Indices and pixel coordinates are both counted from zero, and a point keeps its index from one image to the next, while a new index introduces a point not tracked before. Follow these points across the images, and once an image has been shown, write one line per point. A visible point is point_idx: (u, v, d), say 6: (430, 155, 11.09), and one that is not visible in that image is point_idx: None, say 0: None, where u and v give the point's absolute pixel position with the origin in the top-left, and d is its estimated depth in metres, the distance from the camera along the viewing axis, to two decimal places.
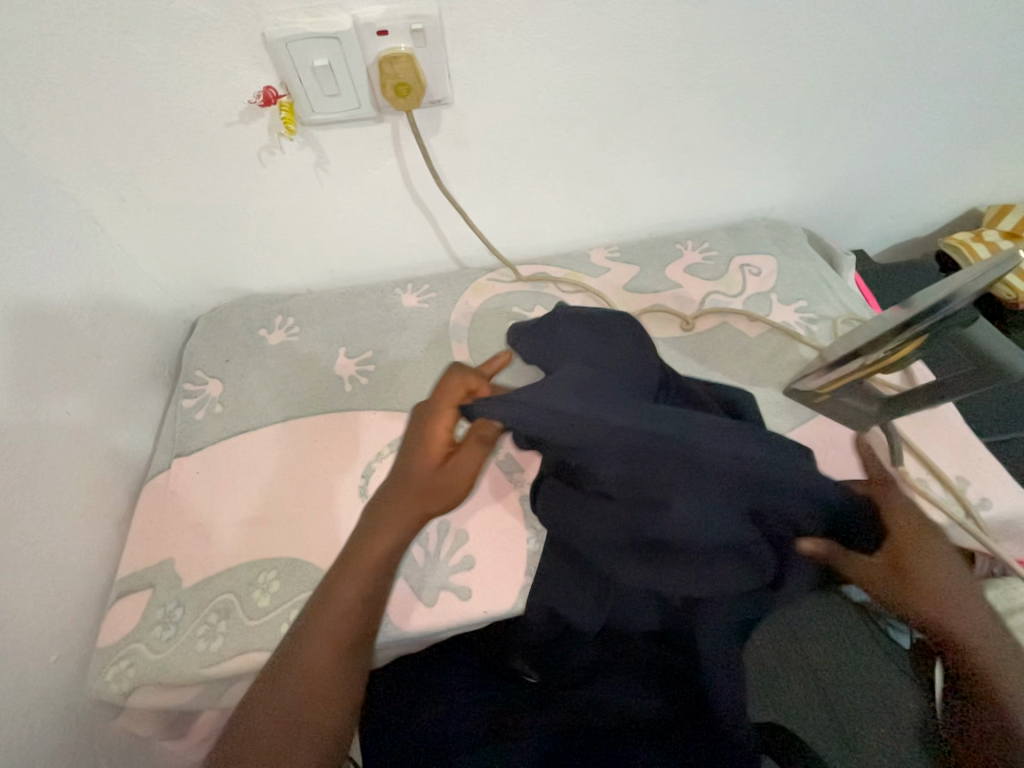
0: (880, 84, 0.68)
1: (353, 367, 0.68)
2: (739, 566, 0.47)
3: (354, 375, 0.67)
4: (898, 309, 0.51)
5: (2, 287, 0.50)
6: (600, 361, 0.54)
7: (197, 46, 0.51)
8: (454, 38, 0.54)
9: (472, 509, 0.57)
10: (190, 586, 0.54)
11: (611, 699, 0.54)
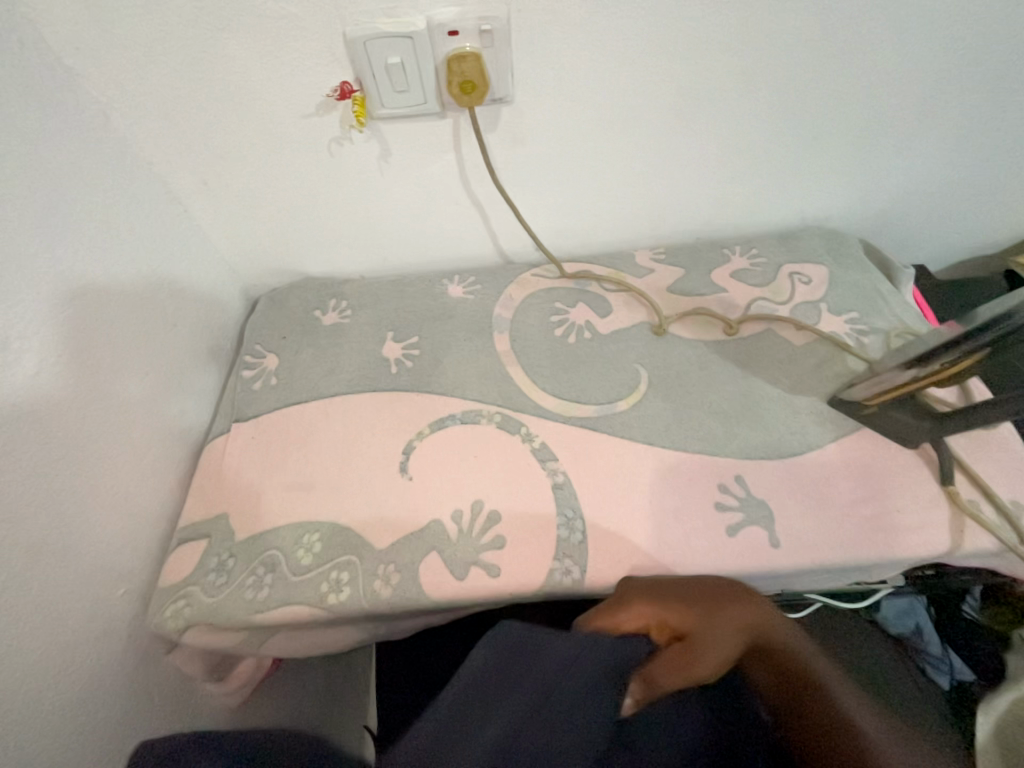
0: (953, 93, 0.65)
1: (400, 350, 0.71)
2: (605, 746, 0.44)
3: (400, 359, 0.71)
4: (955, 324, 0.50)
5: (98, 255, 0.56)
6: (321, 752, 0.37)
7: (283, 44, 0.55)
8: (519, 39, 0.56)
9: (504, 492, 0.59)
10: (241, 541, 0.58)
11: None
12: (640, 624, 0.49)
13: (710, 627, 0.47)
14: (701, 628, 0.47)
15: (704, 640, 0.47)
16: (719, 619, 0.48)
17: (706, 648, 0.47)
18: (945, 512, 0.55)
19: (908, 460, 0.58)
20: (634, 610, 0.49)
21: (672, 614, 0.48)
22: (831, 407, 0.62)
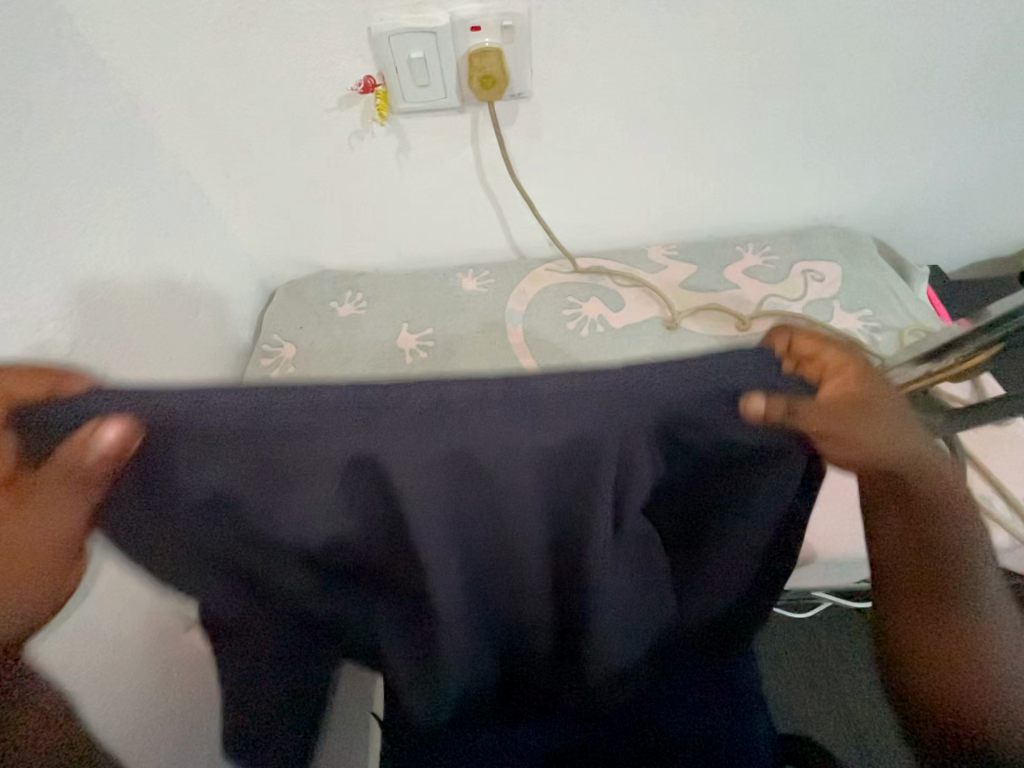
0: (969, 92, 0.66)
1: (414, 342, 0.73)
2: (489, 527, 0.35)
3: (415, 350, 0.72)
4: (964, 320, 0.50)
5: (126, 241, 0.58)
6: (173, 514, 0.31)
7: (309, 38, 0.57)
8: (539, 34, 0.57)
9: None
10: None
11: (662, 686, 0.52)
12: (824, 361, 0.29)
13: (888, 452, 0.29)
14: (882, 435, 0.29)
15: (863, 460, 0.29)
16: (896, 438, 0.30)
17: (860, 422, 0.28)
18: None
19: None
20: (825, 344, 0.29)
21: (867, 385, 0.29)
22: None
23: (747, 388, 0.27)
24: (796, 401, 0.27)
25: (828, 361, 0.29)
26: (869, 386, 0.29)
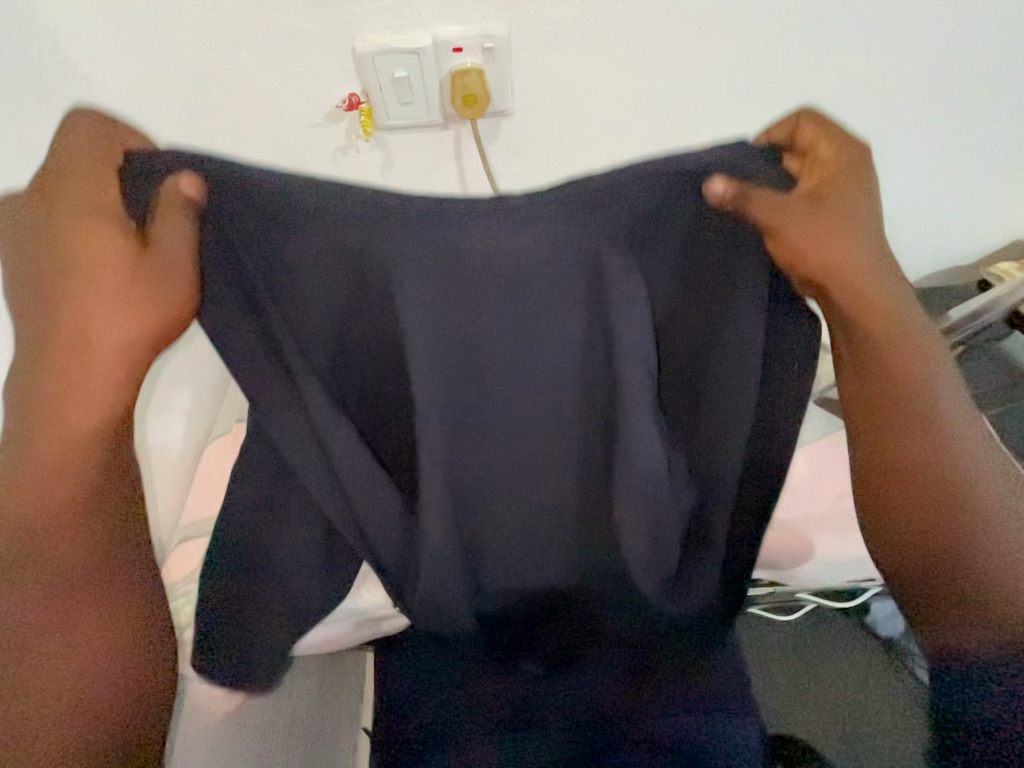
0: (922, 112, 0.70)
1: None
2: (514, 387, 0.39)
3: None
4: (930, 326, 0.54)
5: None
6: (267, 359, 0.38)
7: (294, 56, 0.58)
8: (518, 55, 0.60)
9: None
10: None
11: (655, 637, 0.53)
12: (802, 163, 0.36)
13: (834, 250, 0.35)
14: (831, 240, 0.35)
15: (818, 251, 0.35)
16: (853, 255, 0.36)
17: (825, 218, 0.35)
18: None
19: None
20: (824, 139, 0.36)
21: (834, 184, 0.35)
22: (822, 403, 0.67)
23: (715, 170, 0.33)
24: (753, 190, 0.33)
25: (820, 156, 0.36)
26: (836, 187, 0.35)
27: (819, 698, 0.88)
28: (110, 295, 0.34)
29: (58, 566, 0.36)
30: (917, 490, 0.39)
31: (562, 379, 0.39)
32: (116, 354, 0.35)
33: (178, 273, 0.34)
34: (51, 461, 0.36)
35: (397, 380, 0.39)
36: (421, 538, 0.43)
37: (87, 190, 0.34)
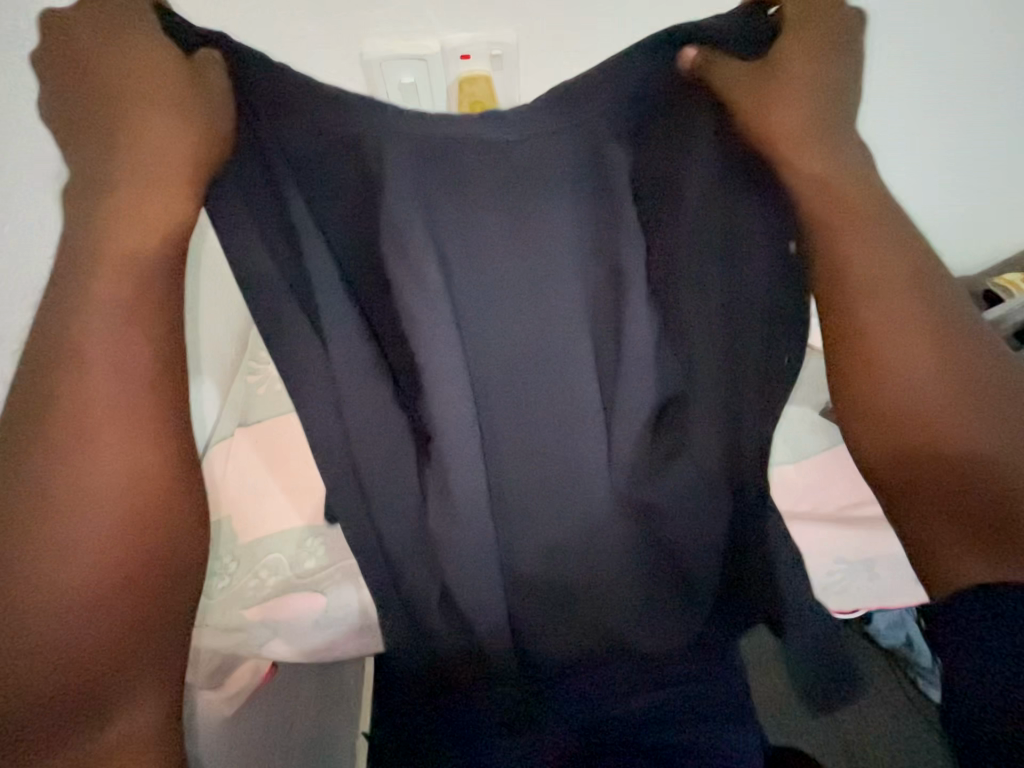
0: (929, 123, 0.70)
1: None
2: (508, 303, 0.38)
3: None
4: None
5: None
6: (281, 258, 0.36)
7: (300, 60, 0.57)
8: (527, 62, 0.59)
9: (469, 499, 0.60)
10: (244, 543, 0.58)
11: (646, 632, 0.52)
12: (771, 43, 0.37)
13: (796, 134, 0.38)
14: (797, 118, 0.37)
15: (782, 126, 0.37)
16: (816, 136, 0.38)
17: (791, 92, 0.37)
18: None
19: None
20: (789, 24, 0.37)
21: (796, 71, 0.37)
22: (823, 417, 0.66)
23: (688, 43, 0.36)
24: (719, 71, 0.36)
25: (793, 34, 0.37)
26: (806, 57, 0.37)
27: (821, 710, 0.87)
28: (156, 119, 0.34)
29: (82, 538, 0.32)
30: (913, 414, 0.36)
31: (559, 291, 0.38)
32: (164, 175, 0.34)
33: (212, 99, 0.33)
34: (106, 418, 0.33)
35: (383, 299, 0.37)
36: (449, 475, 0.40)
37: (111, 19, 0.33)
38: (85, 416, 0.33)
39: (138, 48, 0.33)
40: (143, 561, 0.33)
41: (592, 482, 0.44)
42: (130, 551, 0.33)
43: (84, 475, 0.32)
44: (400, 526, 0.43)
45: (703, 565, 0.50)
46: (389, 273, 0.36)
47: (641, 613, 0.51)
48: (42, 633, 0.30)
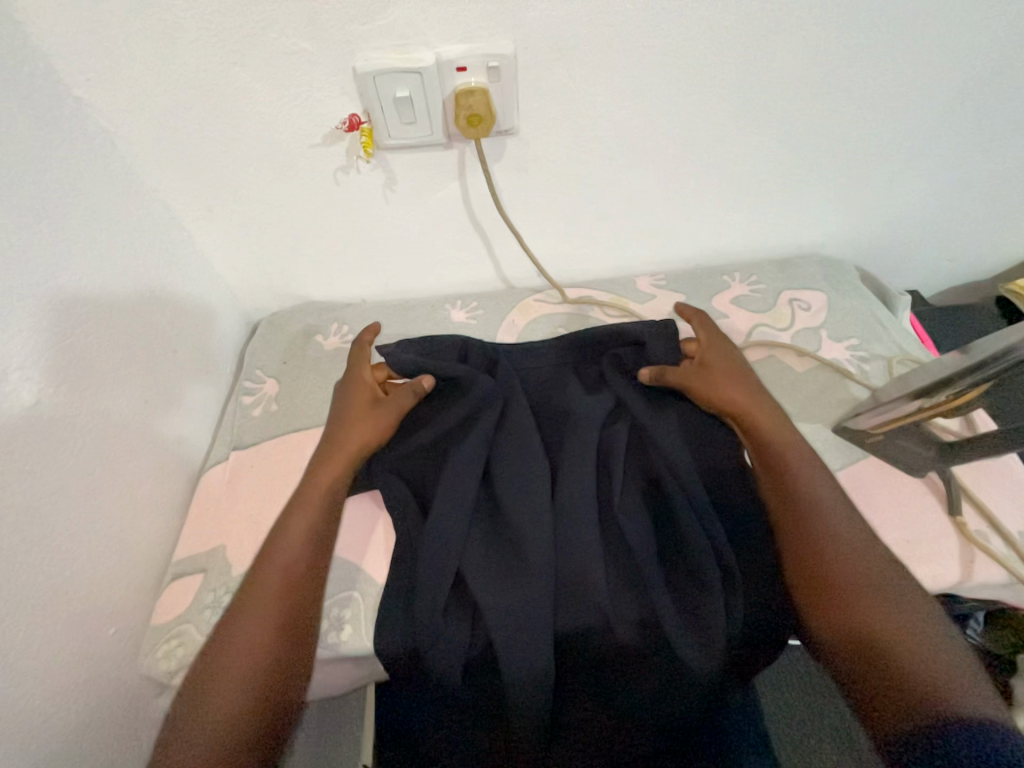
0: (942, 129, 0.68)
1: (465, 316, 0.78)
2: (564, 470, 0.54)
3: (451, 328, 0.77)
4: (954, 355, 0.51)
5: (96, 281, 0.56)
6: (452, 432, 0.56)
7: (293, 76, 0.56)
8: (525, 75, 0.58)
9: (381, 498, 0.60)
10: (239, 574, 0.55)
11: (641, 701, 0.51)
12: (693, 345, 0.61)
13: (726, 388, 0.56)
14: (722, 376, 0.57)
15: (714, 388, 0.56)
16: (732, 382, 0.57)
17: (712, 364, 0.58)
18: (954, 543, 0.52)
19: (914, 485, 0.56)
20: (700, 332, 0.61)
21: (712, 351, 0.59)
22: (838, 434, 0.60)
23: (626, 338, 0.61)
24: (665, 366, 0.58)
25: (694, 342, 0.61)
26: (717, 339, 0.61)
27: (836, 724, 0.82)
28: (353, 414, 0.56)
29: (252, 629, 0.44)
30: (836, 560, 0.46)
31: (587, 461, 0.54)
32: (348, 441, 0.55)
33: (391, 410, 0.56)
34: (288, 537, 0.49)
35: (507, 469, 0.54)
36: (522, 577, 0.50)
37: (364, 355, 0.61)
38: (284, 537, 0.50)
39: (372, 372, 0.61)
40: (282, 662, 0.43)
41: (593, 591, 0.50)
42: (278, 656, 0.43)
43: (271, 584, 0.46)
44: (451, 624, 0.50)
45: (709, 638, 0.49)
46: (507, 450, 0.55)
47: (642, 695, 0.51)
48: (206, 696, 0.41)
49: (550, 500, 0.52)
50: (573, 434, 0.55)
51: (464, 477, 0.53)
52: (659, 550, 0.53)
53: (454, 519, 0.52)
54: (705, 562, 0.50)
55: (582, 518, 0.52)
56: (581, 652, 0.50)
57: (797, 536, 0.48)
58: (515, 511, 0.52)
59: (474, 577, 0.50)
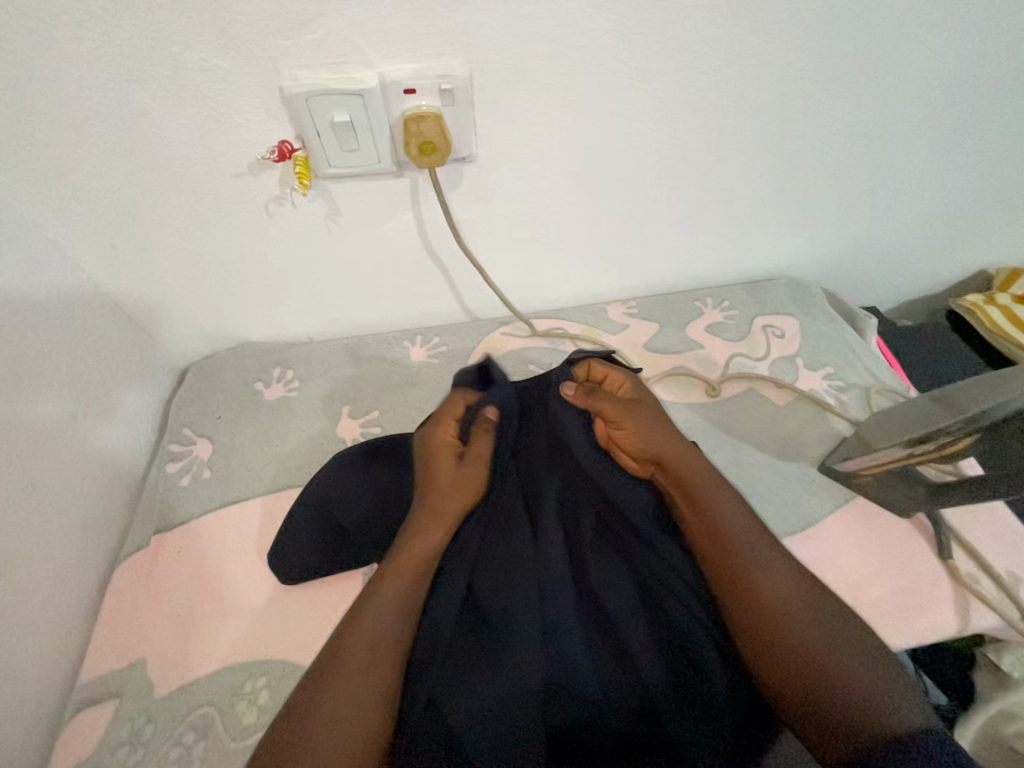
0: (902, 153, 0.68)
1: (426, 354, 0.72)
2: (548, 546, 0.48)
3: (413, 369, 0.70)
4: (948, 405, 0.49)
5: None
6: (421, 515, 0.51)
7: (207, 97, 0.47)
8: (482, 96, 0.51)
9: (341, 586, 0.52)
10: (162, 697, 0.47)
11: None
12: (615, 386, 0.55)
13: (657, 434, 0.51)
14: (645, 419, 0.51)
15: (640, 432, 0.51)
16: (652, 427, 0.51)
17: (643, 408, 0.52)
18: (939, 592, 0.51)
19: (899, 530, 0.55)
20: (621, 375, 0.55)
21: (636, 392, 0.54)
22: (823, 473, 0.60)
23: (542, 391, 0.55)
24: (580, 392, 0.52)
25: (613, 381, 0.55)
26: (630, 379, 0.55)
27: None
28: (439, 481, 0.49)
29: (334, 708, 0.38)
30: (771, 599, 0.44)
31: (554, 536, 0.49)
32: (445, 510, 0.48)
33: (480, 460, 0.50)
34: (380, 599, 0.43)
35: (490, 551, 0.49)
36: (506, 676, 0.43)
37: (448, 406, 0.52)
38: (373, 598, 0.44)
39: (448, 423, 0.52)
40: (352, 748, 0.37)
41: (583, 678, 0.45)
42: (368, 727, 0.38)
43: (356, 651, 0.41)
44: (429, 743, 0.42)
45: (706, 720, 0.44)
46: (489, 529, 0.49)
47: None
48: None
49: (535, 582, 0.47)
50: (551, 504, 0.50)
51: (450, 569, 0.47)
52: (649, 626, 0.47)
53: (438, 620, 0.45)
54: (695, 640, 0.46)
55: (564, 600, 0.47)
56: (572, 751, 0.44)
57: (748, 601, 0.44)
58: (496, 599, 0.47)
59: (443, 686, 0.44)
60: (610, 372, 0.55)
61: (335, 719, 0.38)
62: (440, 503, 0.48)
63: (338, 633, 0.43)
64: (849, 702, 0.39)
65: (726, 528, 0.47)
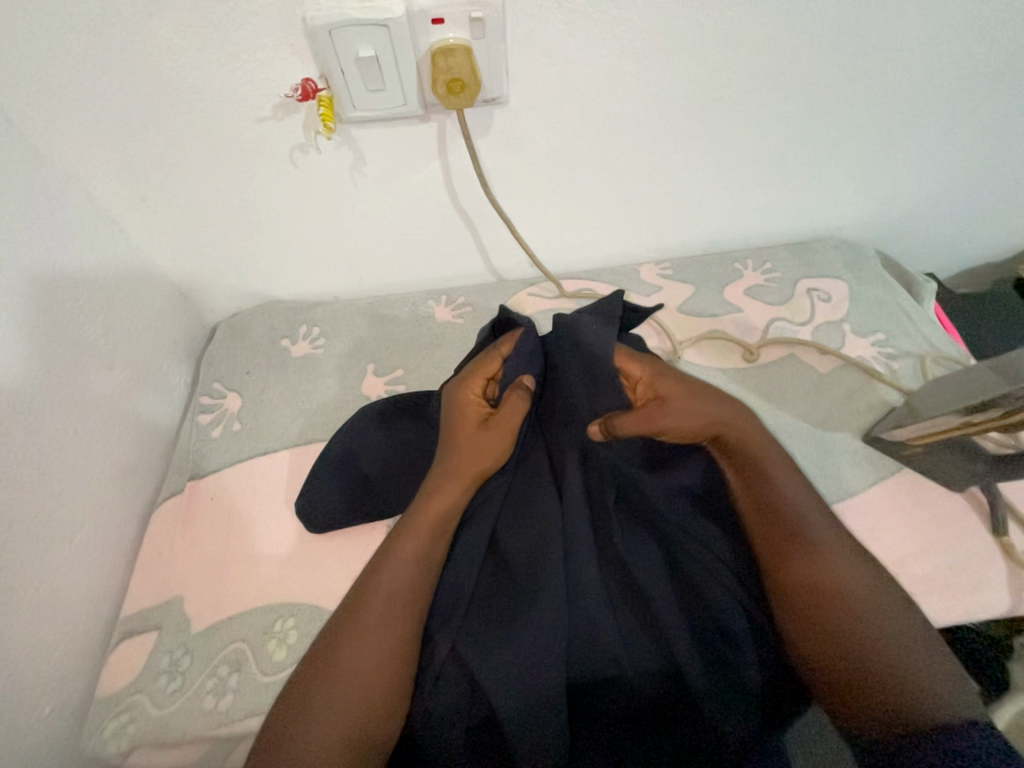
0: (987, 94, 0.60)
1: (451, 313, 0.70)
2: (574, 511, 0.46)
3: (440, 328, 0.69)
4: (1005, 373, 0.46)
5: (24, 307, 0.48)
6: None
7: (231, 32, 0.45)
8: (514, 28, 0.48)
9: (367, 538, 0.53)
10: (198, 632, 0.49)
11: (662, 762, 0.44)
12: (632, 379, 0.48)
13: (704, 413, 0.47)
14: (684, 405, 0.47)
15: (684, 423, 0.46)
16: (695, 407, 0.47)
17: (681, 408, 0.46)
18: (990, 569, 0.48)
19: (950, 505, 0.52)
20: (634, 365, 0.48)
21: (661, 380, 0.48)
22: (867, 444, 0.57)
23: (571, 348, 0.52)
24: (608, 372, 0.46)
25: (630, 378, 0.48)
26: (659, 371, 0.48)
27: None
28: (461, 440, 0.47)
29: (358, 650, 0.40)
30: (819, 578, 0.43)
31: (578, 501, 0.47)
32: (464, 472, 0.46)
33: (506, 424, 0.46)
34: (398, 553, 0.44)
35: (516, 513, 0.48)
36: (528, 636, 0.43)
37: (482, 363, 0.49)
38: (390, 555, 0.44)
39: (480, 381, 0.49)
40: (377, 687, 0.39)
41: (607, 641, 0.44)
42: (391, 669, 0.40)
43: (378, 599, 0.42)
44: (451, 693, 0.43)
45: (729, 684, 0.44)
46: (519, 490, 0.49)
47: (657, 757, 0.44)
48: (300, 724, 0.38)
49: (561, 545, 0.46)
50: (577, 468, 0.48)
51: (474, 528, 0.47)
52: (676, 591, 0.46)
53: (461, 575, 0.45)
54: (725, 610, 0.45)
55: (589, 565, 0.45)
56: (593, 709, 0.44)
57: (794, 569, 0.44)
58: (519, 560, 0.46)
59: (466, 642, 0.44)
60: (632, 365, 0.48)
61: (359, 659, 0.40)
62: (461, 462, 0.46)
63: (362, 581, 0.44)
64: (887, 680, 0.39)
65: (792, 503, 0.46)
